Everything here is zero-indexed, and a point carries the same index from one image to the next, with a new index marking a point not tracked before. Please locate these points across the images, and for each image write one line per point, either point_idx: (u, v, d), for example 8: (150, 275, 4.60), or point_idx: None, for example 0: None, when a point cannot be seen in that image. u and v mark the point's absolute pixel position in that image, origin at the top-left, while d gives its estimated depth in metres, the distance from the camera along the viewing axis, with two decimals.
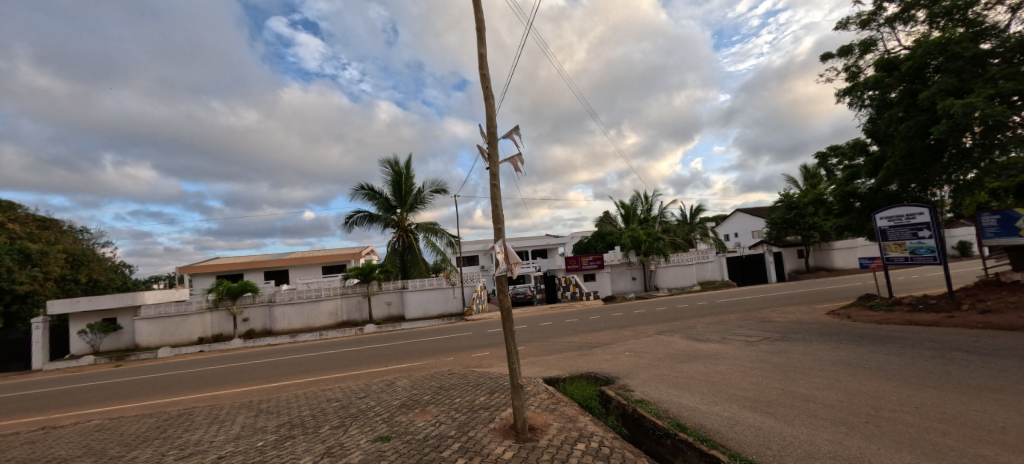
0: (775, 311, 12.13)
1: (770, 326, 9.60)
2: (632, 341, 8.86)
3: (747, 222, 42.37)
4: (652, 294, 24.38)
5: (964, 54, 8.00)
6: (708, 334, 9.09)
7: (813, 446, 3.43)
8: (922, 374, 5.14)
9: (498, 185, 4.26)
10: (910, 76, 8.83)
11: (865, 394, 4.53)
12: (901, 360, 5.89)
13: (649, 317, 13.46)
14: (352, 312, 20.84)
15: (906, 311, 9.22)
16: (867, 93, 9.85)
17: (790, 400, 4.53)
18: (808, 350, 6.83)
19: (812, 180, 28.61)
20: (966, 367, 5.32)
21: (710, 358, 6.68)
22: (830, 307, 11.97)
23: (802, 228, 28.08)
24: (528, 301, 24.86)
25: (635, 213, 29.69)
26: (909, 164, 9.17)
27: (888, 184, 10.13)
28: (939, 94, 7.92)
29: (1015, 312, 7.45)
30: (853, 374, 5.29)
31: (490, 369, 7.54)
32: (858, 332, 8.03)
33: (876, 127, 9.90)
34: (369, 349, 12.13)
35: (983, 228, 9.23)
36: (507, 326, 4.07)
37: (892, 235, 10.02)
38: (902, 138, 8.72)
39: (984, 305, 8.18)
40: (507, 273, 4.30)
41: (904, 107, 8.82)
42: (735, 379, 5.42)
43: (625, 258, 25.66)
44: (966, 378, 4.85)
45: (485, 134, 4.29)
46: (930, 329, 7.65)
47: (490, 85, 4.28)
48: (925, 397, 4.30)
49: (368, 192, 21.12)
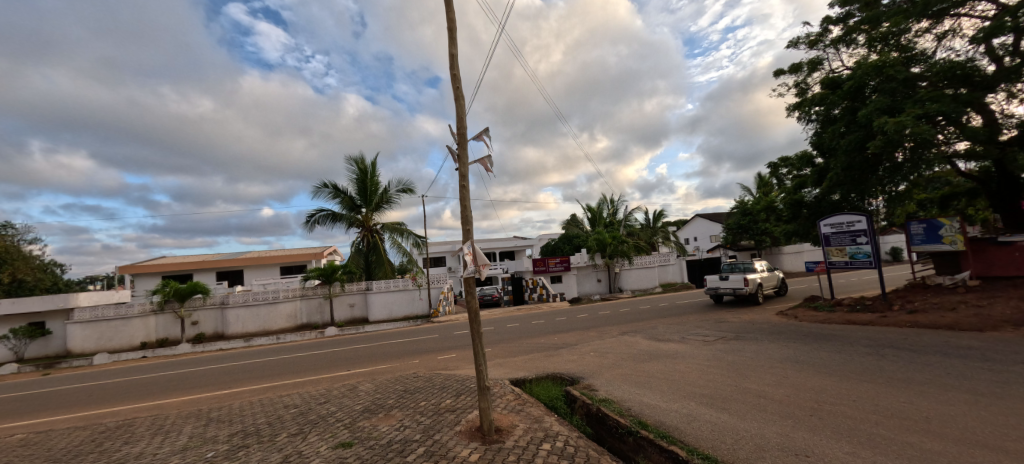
0: (730, 311, 12.73)
1: (725, 326, 10.08)
2: (596, 342, 9.05)
3: (706, 226, 44.55)
4: (616, 295, 25.08)
5: (897, 77, 8.73)
6: (666, 333, 9.49)
7: (764, 439, 3.66)
8: (859, 369, 5.55)
9: (468, 186, 4.24)
10: (851, 95, 9.56)
11: (810, 389, 4.84)
12: (842, 357, 6.32)
13: (614, 317, 13.85)
14: (312, 315, 20.04)
15: (846, 311, 9.92)
16: (814, 109, 10.60)
17: (744, 396, 4.76)
18: (759, 348, 7.23)
19: (764, 188, 30.44)
20: (896, 362, 5.79)
21: (670, 357, 6.96)
22: (778, 307, 12.77)
23: (755, 232, 29.78)
24: (495, 302, 24.95)
25: (601, 216, 30.29)
26: (849, 176, 9.93)
27: (832, 193, 10.87)
28: (875, 112, 8.63)
29: (937, 313, 8.22)
30: (800, 370, 5.65)
31: (457, 372, 7.47)
32: (805, 331, 8.54)
33: (821, 141, 10.66)
34: (330, 353, 11.75)
35: (911, 235, 10.10)
36: (475, 329, 4.06)
37: (834, 241, 10.75)
38: (842, 151, 9.48)
39: (912, 306, 8.95)
40: (475, 275, 4.30)
41: (846, 122, 9.56)
42: (693, 377, 5.64)
43: (591, 260, 26.14)
44: (895, 372, 5.30)
45: (456, 135, 4.28)
46: (866, 328, 8.28)
47: (461, 86, 4.27)
48: (859, 390, 4.66)
49: (333, 190, 20.36)
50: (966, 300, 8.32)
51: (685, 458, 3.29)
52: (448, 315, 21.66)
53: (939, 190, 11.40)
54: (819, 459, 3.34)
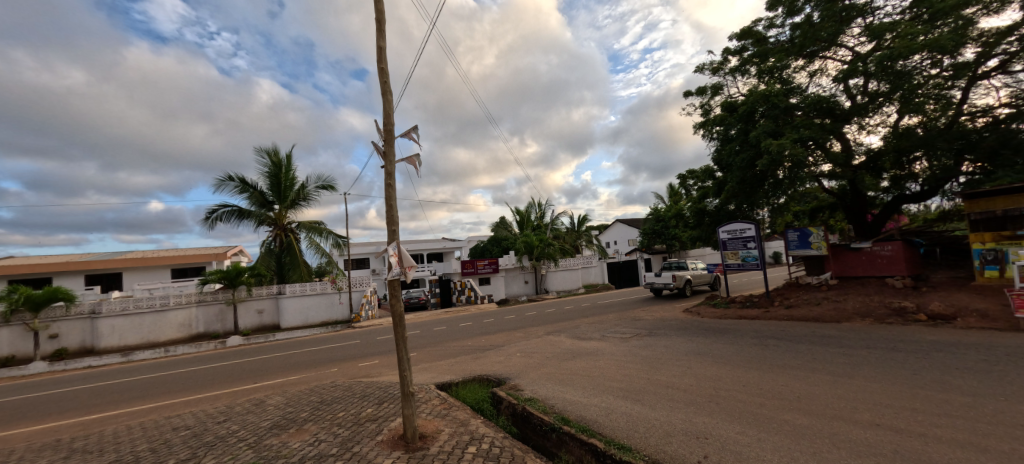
0: (644, 309, 13.83)
1: (639, 323, 10.91)
2: (523, 342, 9.25)
3: (625, 231, 48.08)
4: (542, 297, 25.92)
5: (779, 105, 10.17)
6: (587, 332, 10.02)
7: (672, 427, 4.01)
8: (748, 358, 6.34)
9: (394, 185, 4.07)
10: (744, 118, 10.94)
11: (709, 377, 5.41)
12: (734, 347, 7.18)
13: (540, 318, 14.28)
14: (210, 324, 17.87)
15: (739, 307, 11.31)
16: (715, 128, 11.95)
17: (655, 387, 5.17)
18: (668, 343, 7.94)
19: (675, 197, 33.70)
20: (776, 350, 6.73)
21: (591, 354, 7.34)
22: (685, 305, 14.15)
23: (666, 237, 32.75)
24: (422, 305, 24.41)
25: (529, 219, 30.94)
26: (742, 188, 11.35)
27: (728, 203, 12.34)
28: (763, 134, 9.99)
29: (806, 307, 9.73)
30: (701, 361, 6.30)
31: (380, 379, 7.13)
32: (706, 326, 9.56)
33: (720, 157, 12.05)
34: (231, 365, 10.53)
35: (788, 241, 11.82)
36: (399, 333, 3.91)
37: (730, 246, 12.12)
38: (737, 167, 10.79)
39: (789, 301, 10.49)
40: (401, 277, 4.15)
41: (740, 142, 10.92)
42: (612, 372, 6.00)
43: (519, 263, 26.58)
44: (775, 359, 6.15)
45: (383, 131, 4.10)
46: (754, 322, 9.50)
47: (388, 81, 4.10)
48: (747, 376, 5.31)
49: (240, 184, 18.36)
50: (828, 296, 9.95)
51: (604, 450, 3.48)
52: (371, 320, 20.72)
53: (808, 204, 13.50)
54: (716, 441, 3.75)
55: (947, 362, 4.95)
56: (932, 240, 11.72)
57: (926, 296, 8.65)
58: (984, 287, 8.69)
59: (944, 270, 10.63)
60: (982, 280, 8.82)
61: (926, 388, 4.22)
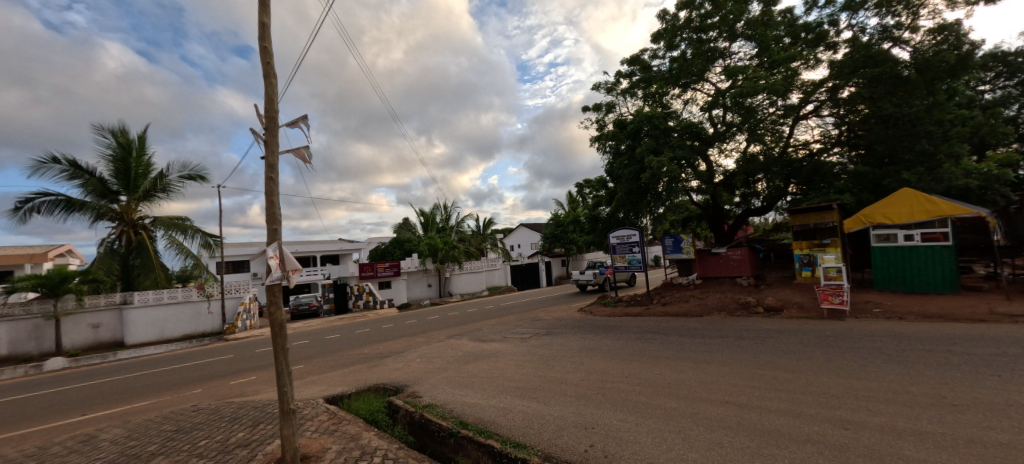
0: (544, 310, 14.57)
1: (538, 323, 11.44)
2: (423, 348, 9.04)
3: (527, 234, 50.70)
4: (446, 300, 25.77)
5: (659, 127, 11.62)
6: (489, 333, 10.20)
7: (564, 421, 4.25)
8: (630, 350, 7.05)
9: (276, 178, 3.65)
10: (631, 135, 12.26)
11: (598, 371, 5.87)
12: (619, 342, 7.94)
13: (442, 322, 14.11)
14: (19, 344, 14.10)
15: (624, 305, 12.59)
16: (608, 143, 13.19)
17: (550, 384, 5.44)
18: (563, 340, 8.46)
19: (573, 204, 36.55)
20: (651, 342, 7.60)
21: (492, 356, 7.46)
22: (580, 304, 15.25)
23: (564, 241, 35.17)
24: (313, 313, 22.84)
25: (434, 221, 29.99)
26: (629, 200, 12.67)
27: (617, 212, 13.68)
28: (646, 151, 11.31)
29: (679, 304, 11.18)
30: (591, 356, 6.83)
31: (255, 397, 6.32)
32: (596, 323, 10.41)
33: (611, 169, 13.32)
34: (42, 396, 8.33)
35: (666, 246, 13.60)
36: (279, 344, 3.51)
37: (618, 250, 13.29)
38: (625, 179, 12.02)
39: (664, 299, 11.99)
40: (282, 281, 3.73)
41: (628, 157, 12.22)
42: (511, 372, 6.16)
43: (422, 265, 26.27)
44: (649, 350, 6.95)
45: (263, 117, 3.65)
46: (637, 318, 10.62)
47: (271, 63, 3.66)
48: (628, 367, 5.89)
49: (69, 170, 14.93)
50: (694, 294, 11.61)
51: (500, 450, 3.53)
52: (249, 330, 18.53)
53: (681, 214, 15.61)
54: (601, 429, 4.07)
55: (772, 345, 6.13)
56: (771, 246, 14.42)
57: (765, 292, 10.57)
58: (803, 284, 10.83)
59: (777, 271, 13.16)
60: (803, 279, 11.01)
61: (761, 368, 5.13)
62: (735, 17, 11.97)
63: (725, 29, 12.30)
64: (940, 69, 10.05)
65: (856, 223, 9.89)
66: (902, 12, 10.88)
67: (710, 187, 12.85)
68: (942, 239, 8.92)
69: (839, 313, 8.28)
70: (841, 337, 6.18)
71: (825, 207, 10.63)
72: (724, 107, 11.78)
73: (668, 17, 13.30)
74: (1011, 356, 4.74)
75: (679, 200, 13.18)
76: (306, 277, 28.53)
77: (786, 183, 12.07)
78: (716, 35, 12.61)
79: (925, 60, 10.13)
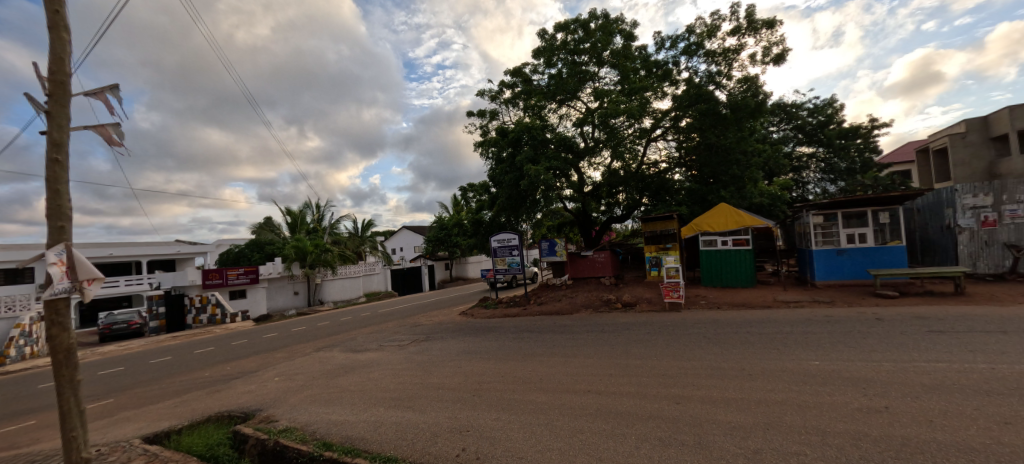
0: (425, 315, 14.34)
1: (418, 328, 11.21)
2: (283, 364, 8.10)
3: (410, 237, 50.30)
4: (315, 308, 23.53)
5: (537, 137, 12.68)
6: (362, 343, 9.62)
7: (438, 427, 4.20)
8: (504, 350, 7.38)
9: (65, 162, 2.83)
10: (512, 144, 13.15)
11: (474, 373, 5.97)
12: (496, 342, 8.23)
13: (309, 333, 12.81)
14: None
15: (504, 306, 13.18)
16: (490, 150, 13.96)
17: (427, 390, 5.34)
18: (441, 345, 8.45)
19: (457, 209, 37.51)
20: (524, 340, 8.07)
21: (365, 367, 7.04)
22: (461, 308, 15.40)
23: (449, 244, 35.20)
24: (138, 332, 18.47)
25: (303, 222, 27.61)
26: (509, 205, 13.53)
27: (499, 216, 14.48)
28: (525, 160, 12.29)
29: (553, 303, 12.15)
30: (468, 359, 6.94)
31: (31, 450, 4.83)
32: (476, 326, 10.63)
33: (494, 174, 14.08)
34: None
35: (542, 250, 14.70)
36: (65, 377, 2.70)
37: (499, 253, 13.81)
38: (506, 184, 12.81)
39: (540, 299, 12.93)
40: (73, 295, 2.94)
41: (508, 164, 13.12)
42: (384, 383, 5.88)
43: (288, 270, 23.72)
44: (522, 348, 7.37)
45: (44, 81, 2.81)
46: (516, 318, 11.17)
47: (60, 14, 2.84)
48: (503, 367, 6.13)
49: None
50: (566, 293, 12.77)
51: None
52: (32, 359, 14.49)
53: (557, 220, 16.96)
54: (475, 431, 4.12)
55: (622, 336, 7.08)
56: (629, 249, 16.64)
57: (623, 289, 12.18)
58: (652, 282, 12.69)
59: (632, 271, 15.30)
60: (651, 278, 12.84)
61: (616, 357, 5.85)
62: (602, 46, 13.72)
63: (594, 55, 13.99)
64: (746, 111, 12.50)
65: (690, 230, 11.76)
66: (721, 62, 13.55)
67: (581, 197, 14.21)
68: (744, 244, 11.49)
69: (676, 305, 9.96)
70: (672, 326, 7.46)
71: (666, 217, 12.64)
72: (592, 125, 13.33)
73: (546, 37, 14.52)
74: (777, 333, 6.31)
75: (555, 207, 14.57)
76: (124, 286, 23.70)
77: (640, 195, 14.07)
78: (587, 60, 14.26)
79: (737, 104, 12.41)
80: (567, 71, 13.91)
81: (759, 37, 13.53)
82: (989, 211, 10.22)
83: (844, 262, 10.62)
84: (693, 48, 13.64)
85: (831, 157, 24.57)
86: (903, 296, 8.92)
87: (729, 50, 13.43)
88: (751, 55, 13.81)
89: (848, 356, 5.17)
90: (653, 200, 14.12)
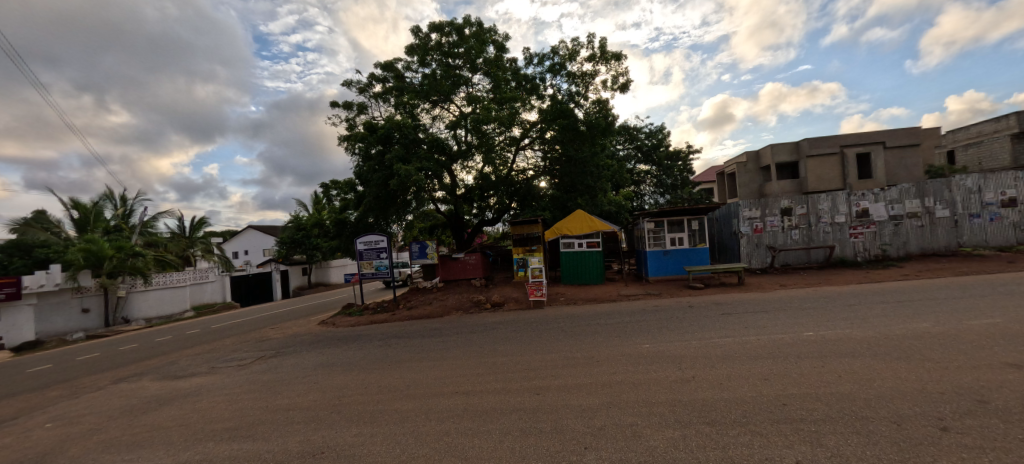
0: (276, 328, 12.65)
1: (266, 343, 9.82)
2: (59, 406, 6.19)
3: (258, 238, 44.45)
4: (119, 329, 17.76)
5: (408, 136, 12.78)
6: (185, 368, 7.96)
7: (286, 454, 3.74)
8: (367, 359, 7.00)
9: None
10: (382, 140, 13.04)
11: (333, 388, 5.51)
12: (358, 351, 7.75)
13: (105, 361, 10.03)
14: None
15: (371, 313, 12.51)
16: (358, 144, 13.69)
17: (273, 414, 4.72)
18: (294, 360, 7.58)
19: (317, 208, 34.76)
20: (390, 347, 7.79)
21: (189, 396, 5.86)
22: (320, 318, 14.01)
23: (307, 247, 32.95)
24: None
25: (99, 220, 21.52)
26: (378, 204, 13.30)
27: (367, 216, 14.10)
28: (395, 159, 12.34)
29: (423, 307, 11.98)
30: (326, 373, 6.38)
31: None
32: (337, 336, 9.81)
33: (362, 171, 13.76)
34: None
35: (413, 252, 14.46)
36: None
37: (365, 256, 13.05)
38: (374, 182, 12.78)
39: (410, 304, 12.66)
40: None
41: (377, 162, 13.00)
42: (216, 412, 5.00)
43: (74, 281, 17.17)
44: (386, 355, 7.11)
45: None
46: (384, 324, 10.69)
47: None
48: (366, 377, 5.80)
49: None
50: (437, 296, 12.78)
51: None
52: None
53: (429, 222, 17.59)
54: (331, 451, 3.77)
55: (487, 336, 7.41)
56: (498, 252, 17.69)
57: (493, 290, 12.79)
58: (519, 282, 13.72)
59: (501, 273, 16.42)
60: (519, 278, 13.93)
61: (484, 356, 6.08)
62: (475, 52, 14.13)
63: (468, 60, 14.35)
64: (598, 130, 14.26)
65: (552, 233, 13.10)
66: (580, 84, 15.23)
67: (453, 199, 14.92)
68: (596, 246, 13.12)
69: (539, 303, 10.85)
70: (533, 323, 8.11)
71: (531, 221, 13.74)
72: (465, 129, 13.84)
73: (421, 36, 14.53)
74: (615, 323, 7.39)
75: (427, 207, 14.84)
76: None
77: (509, 200, 15.28)
78: (461, 64, 14.58)
79: (591, 123, 14.06)
80: (441, 72, 14.05)
81: (610, 67, 15.59)
82: (758, 221, 13.68)
83: (669, 261, 13.00)
84: (557, 67, 15.02)
85: (661, 175, 29.81)
86: (706, 287, 11.32)
87: (586, 74, 15.17)
88: (604, 81, 15.81)
89: (669, 337, 6.35)
90: (520, 205, 15.24)
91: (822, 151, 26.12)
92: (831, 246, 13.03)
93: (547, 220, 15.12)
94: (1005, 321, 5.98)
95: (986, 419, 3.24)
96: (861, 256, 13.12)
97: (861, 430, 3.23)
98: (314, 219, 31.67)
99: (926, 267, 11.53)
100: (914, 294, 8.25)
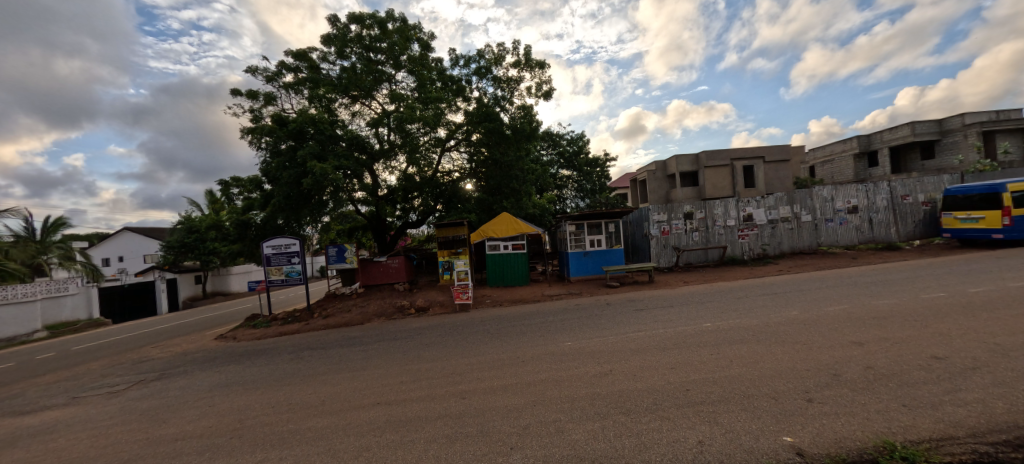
0: (160, 346, 10.94)
1: (148, 365, 8.44)
2: None
3: (136, 242, 38.20)
4: None
5: (324, 132, 11.99)
6: (33, 401, 6.54)
7: None
8: (274, 375, 6.37)
9: None
10: (294, 135, 12.10)
11: (233, 410, 4.93)
12: (264, 367, 7.03)
13: None
14: None
15: (279, 325, 11.42)
16: (264, 138, 12.51)
17: (157, 447, 4.09)
18: (183, 382, 6.65)
19: (214, 208, 30.98)
20: (301, 360, 7.19)
21: (33, 437, 4.79)
22: (218, 332, 12.45)
23: (201, 252, 29.05)
24: None
25: None
26: (288, 204, 12.25)
27: (275, 218, 12.95)
28: (309, 155, 11.47)
29: (340, 315, 11.22)
30: (223, 394, 5.69)
31: None
32: (240, 351, 8.81)
33: (269, 168, 12.62)
34: None
35: (330, 256, 13.48)
36: None
37: (274, 261, 11.91)
38: (284, 181, 11.75)
39: (326, 312, 11.80)
40: None
41: (288, 159, 12.02)
42: (75, 452, 4.16)
43: None
44: (297, 369, 6.55)
45: None
46: (296, 336, 9.84)
47: None
48: (274, 395, 5.28)
49: None
50: (357, 303, 12.08)
51: None
52: None
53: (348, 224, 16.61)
54: None
55: (409, 343, 7.20)
56: (422, 255, 17.29)
57: (417, 295, 12.44)
58: (444, 286, 13.54)
59: (424, 276, 16.07)
60: (444, 281, 13.71)
61: (407, 364, 5.90)
62: (398, 49, 13.67)
63: (390, 56, 13.83)
64: (523, 135, 14.81)
65: (479, 235, 13.18)
66: (505, 88, 15.50)
67: (374, 200, 14.25)
68: (521, 248, 13.43)
69: (465, 306, 10.81)
70: (457, 326, 8.06)
71: (457, 224, 13.54)
72: (387, 128, 13.33)
73: (339, 26, 13.71)
74: (536, 323, 7.62)
75: (344, 209, 14.02)
76: None
77: (434, 202, 15.06)
78: (383, 59, 14.02)
79: (516, 128, 14.61)
80: (361, 66, 13.37)
81: (534, 74, 16.09)
82: (665, 224, 15.11)
83: (589, 262, 13.75)
84: (483, 71, 15.13)
85: (581, 180, 31.54)
86: (621, 286, 12.19)
87: (511, 79, 15.51)
88: (528, 87, 16.30)
89: (586, 335, 6.73)
90: (446, 206, 15.19)
91: (717, 163, 29.69)
92: (724, 246, 14.85)
93: (472, 223, 15.07)
94: (846, 307, 7.33)
95: (837, 389, 3.93)
96: (747, 255, 15.11)
97: (747, 407, 3.72)
98: (208, 221, 28.17)
99: (795, 263, 13.68)
100: (786, 286, 9.74)
